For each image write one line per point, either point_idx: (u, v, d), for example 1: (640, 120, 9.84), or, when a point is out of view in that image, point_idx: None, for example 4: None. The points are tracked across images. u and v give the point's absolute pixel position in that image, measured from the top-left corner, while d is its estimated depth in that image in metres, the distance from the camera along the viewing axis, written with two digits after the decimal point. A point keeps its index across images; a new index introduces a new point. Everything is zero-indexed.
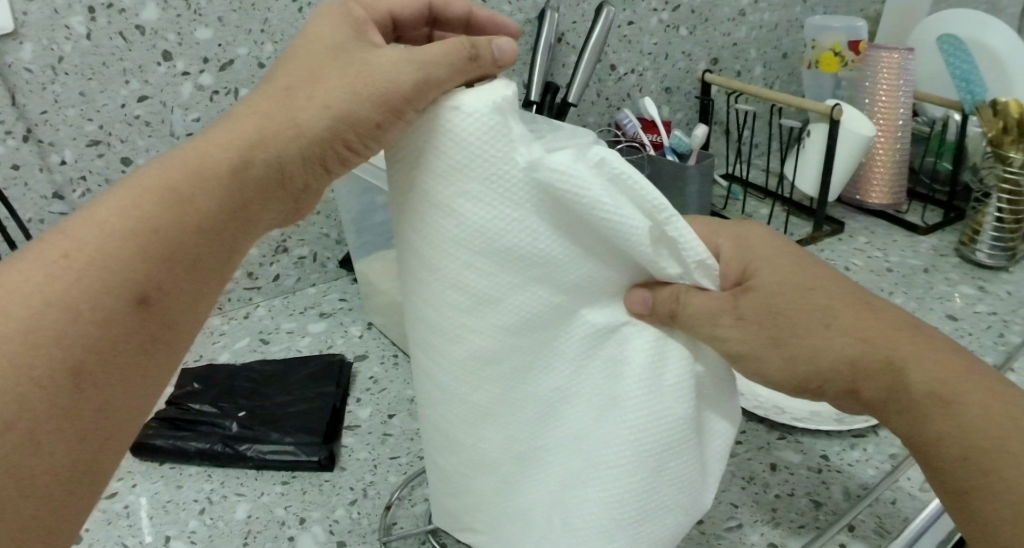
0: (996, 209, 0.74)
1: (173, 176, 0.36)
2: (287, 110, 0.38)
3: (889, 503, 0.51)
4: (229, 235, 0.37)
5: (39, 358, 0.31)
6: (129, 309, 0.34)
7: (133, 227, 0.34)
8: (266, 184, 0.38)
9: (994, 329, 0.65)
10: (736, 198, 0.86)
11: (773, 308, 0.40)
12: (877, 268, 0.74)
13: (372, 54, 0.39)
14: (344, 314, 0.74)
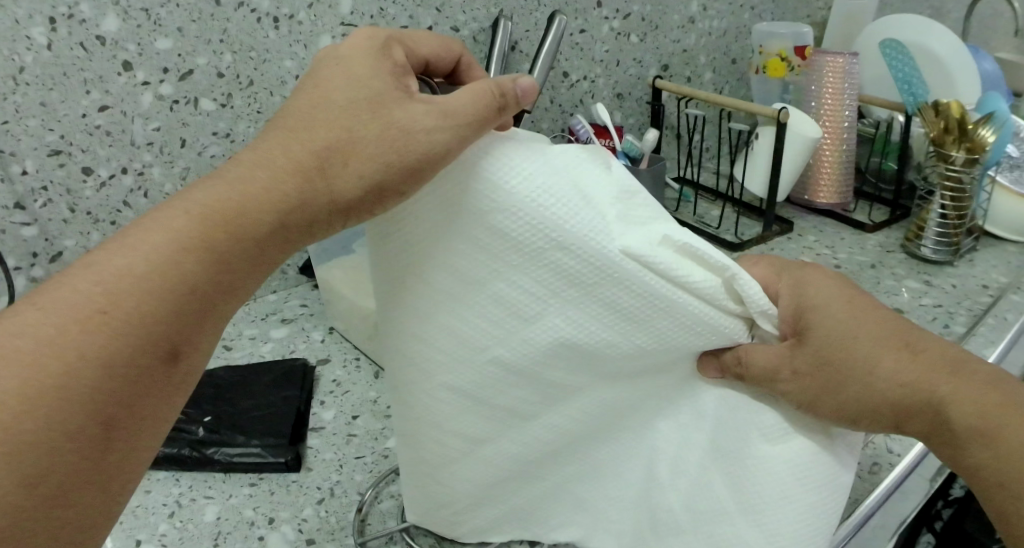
0: (940, 206, 0.77)
1: (211, 235, 0.37)
2: (325, 172, 0.39)
3: (842, 486, 0.53)
4: (241, 279, 0.39)
5: (74, 412, 0.34)
6: (161, 362, 0.36)
7: (173, 286, 0.36)
8: (292, 239, 0.39)
9: (939, 320, 0.68)
10: (689, 200, 0.89)
11: (837, 353, 0.42)
12: (826, 265, 0.77)
13: (406, 110, 0.39)
14: (306, 319, 0.75)
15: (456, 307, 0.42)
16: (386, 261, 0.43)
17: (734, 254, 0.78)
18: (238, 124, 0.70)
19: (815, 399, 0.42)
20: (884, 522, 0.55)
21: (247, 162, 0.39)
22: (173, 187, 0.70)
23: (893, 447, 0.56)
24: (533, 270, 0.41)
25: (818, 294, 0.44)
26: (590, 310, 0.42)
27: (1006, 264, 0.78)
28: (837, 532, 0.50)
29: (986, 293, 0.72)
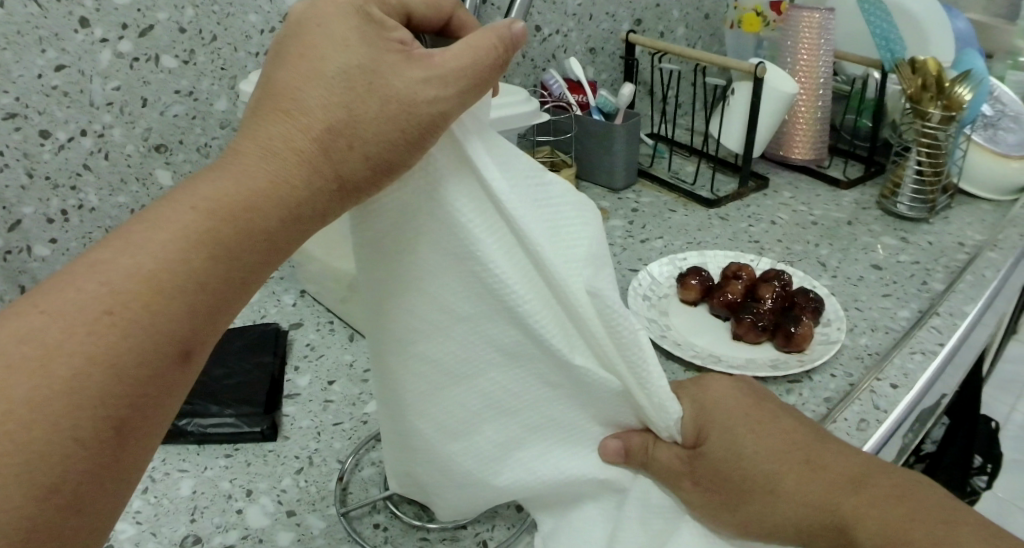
0: (915, 163, 0.77)
1: (220, 231, 0.34)
2: (330, 153, 0.36)
3: None
4: (256, 275, 0.36)
5: (85, 417, 0.30)
6: (173, 364, 0.33)
7: (180, 284, 0.33)
8: (302, 228, 0.37)
9: (917, 277, 0.68)
10: (663, 155, 0.88)
11: (732, 469, 0.41)
12: (804, 221, 0.77)
13: (406, 81, 0.37)
14: (276, 283, 0.74)
15: (448, 295, 0.40)
16: (369, 248, 0.41)
17: (711, 211, 0.78)
18: (201, 82, 0.69)
19: (716, 510, 0.41)
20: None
21: (241, 151, 0.36)
22: (135, 149, 0.67)
23: (879, 405, 0.53)
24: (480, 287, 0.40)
25: (719, 403, 0.44)
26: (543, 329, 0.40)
27: (979, 221, 0.78)
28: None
29: (962, 251, 0.72)
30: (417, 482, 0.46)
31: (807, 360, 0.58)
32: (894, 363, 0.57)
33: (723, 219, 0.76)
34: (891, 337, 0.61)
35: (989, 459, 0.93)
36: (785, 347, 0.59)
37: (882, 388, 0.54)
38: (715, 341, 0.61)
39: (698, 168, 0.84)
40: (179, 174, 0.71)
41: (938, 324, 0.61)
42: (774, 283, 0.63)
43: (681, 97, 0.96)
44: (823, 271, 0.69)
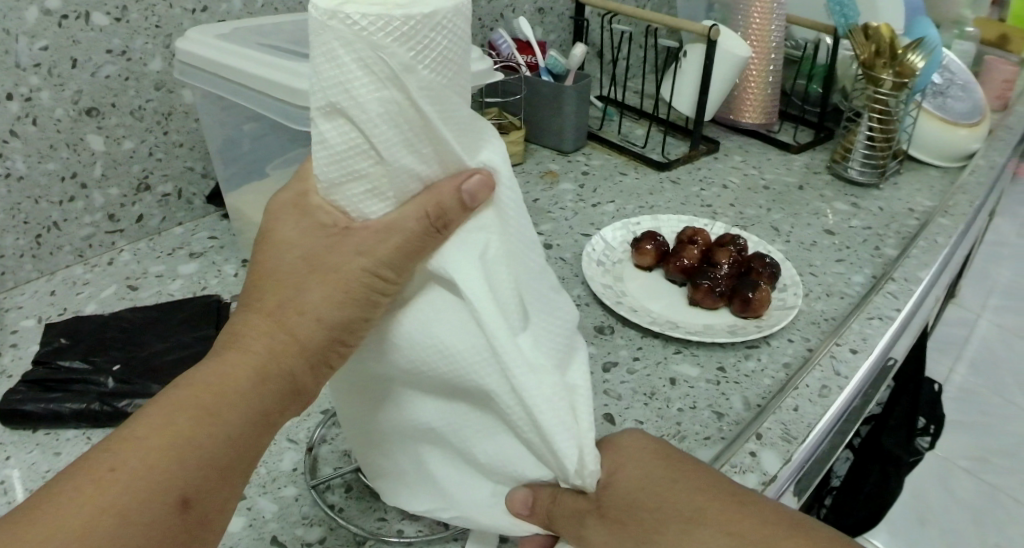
0: (867, 129, 0.77)
1: (264, 351, 0.37)
2: (339, 267, 0.38)
3: (792, 411, 0.50)
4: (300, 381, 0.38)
5: (161, 483, 0.33)
6: (240, 436, 0.36)
7: (237, 383, 0.36)
8: (332, 340, 0.38)
9: (870, 243, 0.69)
10: (614, 119, 0.87)
11: (644, 499, 0.38)
12: (755, 185, 0.76)
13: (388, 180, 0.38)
14: (216, 253, 0.72)
15: (425, 325, 0.39)
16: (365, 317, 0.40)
17: (662, 174, 0.77)
18: (135, 41, 0.65)
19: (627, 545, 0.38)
20: (833, 446, 0.53)
21: (255, 303, 0.39)
22: (65, 113, 0.63)
23: (840, 370, 0.53)
24: (465, 352, 0.38)
25: (636, 466, 0.40)
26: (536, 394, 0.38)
27: (928, 188, 0.79)
28: (792, 458, 0.46)
29: (913, 217, 0.73)
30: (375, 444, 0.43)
31: (766, 326, 0.58)
32: (853, 328, 0.57)
33: (674, 183, 0.76)
34: (847, 302, 0.62)
35: (932, 419, 0.96)
36: (743, 312, 0.58)
37: (843, 353, 0.55)
38: (671, 306, 0.60)
39: (649, 131, 0.83)
40: (112, 139, 0.67)
41: (893, 289, 0.61)
42: (730, 248, 0.63)
43: (630, 61, 0.95)
44: (777, 235, 0.69)
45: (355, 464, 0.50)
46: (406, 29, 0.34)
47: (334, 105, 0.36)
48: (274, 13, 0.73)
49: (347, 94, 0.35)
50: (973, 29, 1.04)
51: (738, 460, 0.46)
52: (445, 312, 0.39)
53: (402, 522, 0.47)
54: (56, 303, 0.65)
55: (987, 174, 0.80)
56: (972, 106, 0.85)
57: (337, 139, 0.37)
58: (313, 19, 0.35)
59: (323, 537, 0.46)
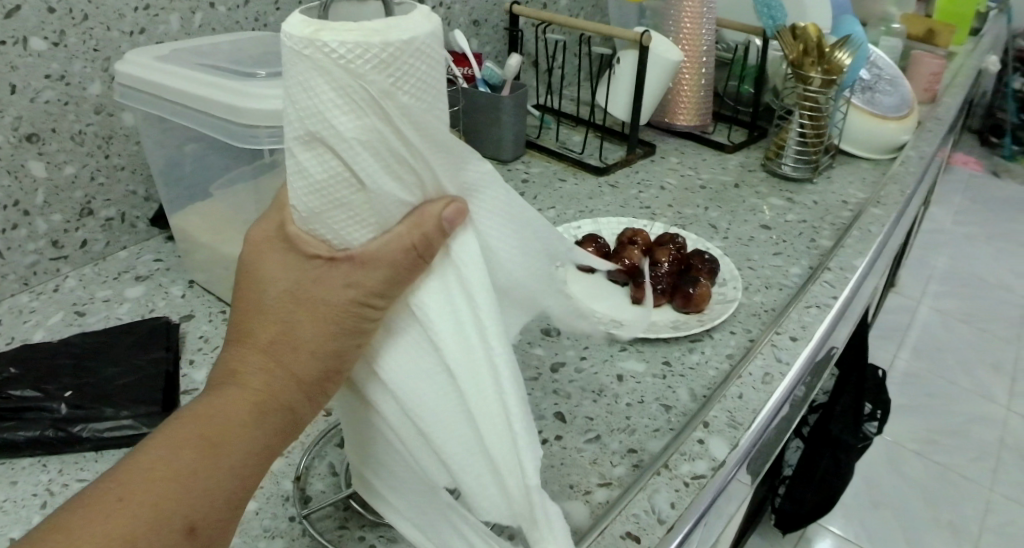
0: (799, 126, 0.79)
1: (260, 387, 0.38)
2: (326, 301, 0.37)
3: (736, 398, 0.52)
4: (295, 414, 0.38)
5: (168, 513, 0.34)
6: (242, 466, 0.36)
7: (235, 417, 0.37)
8: (325, 375, 0.38)
9: (806, 235, 0.72)
10: (551, 126, 0.89)
11: None
12: (693, 185, 0.78)
13: (372, 210, 0.37)
14: (163, 275, 0.72)
15: (411, 346, 0.39)
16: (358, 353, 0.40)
17: (600, 178, 0.78)
18: (74, 65, 0.65)
19: None
20: (777, 431, 0.55)
21: (245, 334, 0.39)
22: (5, 139, 0.63)
23: (781, 357, 0.55)
24: (452, 391, 0.38)
25: None
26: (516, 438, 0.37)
27: (860, 179, 0.82)
28: (740, 443, 0.48)
29: (847, 208, 0.76)
30: (364, 452, 0.43)
31: (707, 320, 0.60)
32: (792, 318, 0.59)
33: (612, 187, 0.77)
34: (785, 294, 0.64)
35: (878, 404, 1.00)
36: (685, 308, 0.60)
37: (783, 341, 0.57)
38: None
39: (585, 137, 0.85)
40: (54, 164, 0.67)
41: (829, 278, 0.63)
42: (669, 246, 0.64)
43: (565, 69, 0.97)
44: (715, 233, 0.70)
45: (346, 488, 0.49)
46: (384, 56, 0.33)
47: (312, 133, 0.35)
48: (213, 33, 0.73)
49: (324, 122, 0.34)
50: (898, 26, 1.09)
51: (687, 448, 0.48)
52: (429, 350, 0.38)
53: (363, 530, 0.47)
54: (3, 332, 0.64)
55: (918, 164, 0.83)
56: (900, 99, 0.89)
57: (319, 169, 0.35)
58: (287, 47, 0.33)
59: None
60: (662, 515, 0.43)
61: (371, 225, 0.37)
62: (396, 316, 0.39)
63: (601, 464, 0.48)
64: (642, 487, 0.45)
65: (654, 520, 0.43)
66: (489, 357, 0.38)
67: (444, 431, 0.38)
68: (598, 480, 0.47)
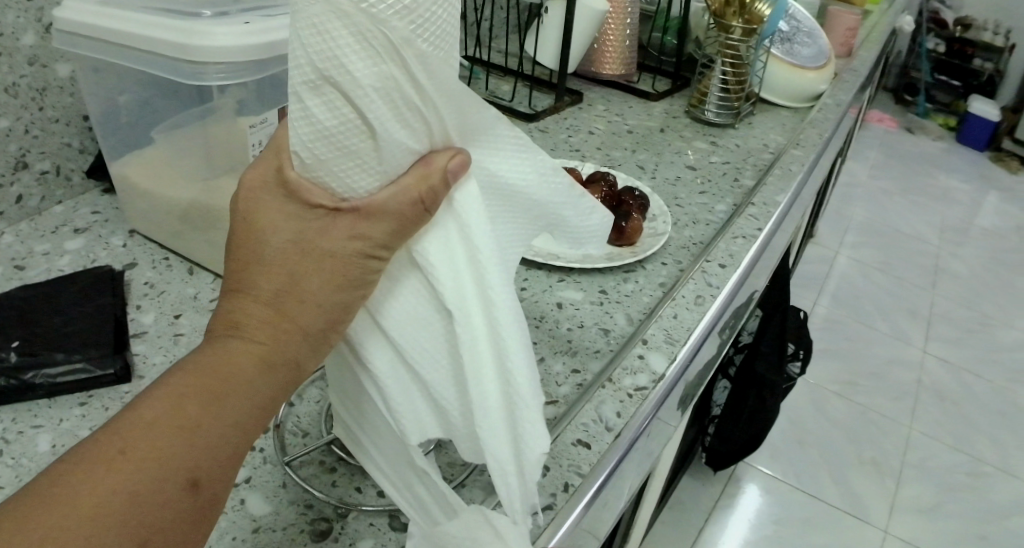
0: (721, 74, 0.84)
1: (261, 339, 0.35)
2: (329, 249, 0.35)
3: (671, 318, 0.55)
4: (298, 368, 0.36)
5: (169, 462, 0.31)
6: (246, 418, 0.34)
7: (237, 369, 0.34)
8: (330, 327, 0.36)
9: (730, 176, 0.76)
10: (480, 77, 0.89)
11: None
12: (619, 130, 0.81)
13: (380, 159, 0.36)
14: (102, 227, 0.71)
15: (410, 293, 0.38)
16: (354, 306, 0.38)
17: (531, 125, 0.79)
18: (6, 14, 0.64)
19: None
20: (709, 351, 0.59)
21: (246, 283, 0.35)
22: None
23: (712, 282, 0.59)
24: (450, 337, 0.38)
25: None
26: (507, 381, 0.37)
27: (779, 126, 0.88)
28: (677, 356, 0.52)
29: (767, 151, 0.81)
30: (354, 413, 0.42)
31: (639, 251, 0.63)
32: (721, 247, 0.63)
33: (543, 132, 0.79)
34: (711, 228, 0.68)
35: (801, 345, 1.06)
36: (619, 241, 0.64)
37: (712, 267, 0.61)
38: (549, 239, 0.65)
39: (515, 87, 0.85)
40: None
41: (754, 212, 0.68)
42: (601, 184, 0.67)
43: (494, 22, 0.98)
44: (643, 173, 0.75)
45: (327, 435, 0.50)
46: (406, 3, 0.32)
47: (322, 74, 0.33)
48: None
49: (340, 66, 0.33)
50: None
51: (629, 363, 0.51)
52: (427, 296, 0.38)
53: (325, 455, 0.49)
54: None
55: (834, 111, 0.89)
56: (817, 51, 0.95)
57: (328, 116, 0.34)
58: None
59: (249, 476, 0.47)
60: (610, 424, 0.46)
61: (378, 175, 0.36)
62: (395, 266, 0.38)
63: (547, 384, 0.51)
64: (590, 399, 0.48)
65: (601, 428, 0.46)
66: (487, 300, 0.37)
67: (436, 376, 0.38)
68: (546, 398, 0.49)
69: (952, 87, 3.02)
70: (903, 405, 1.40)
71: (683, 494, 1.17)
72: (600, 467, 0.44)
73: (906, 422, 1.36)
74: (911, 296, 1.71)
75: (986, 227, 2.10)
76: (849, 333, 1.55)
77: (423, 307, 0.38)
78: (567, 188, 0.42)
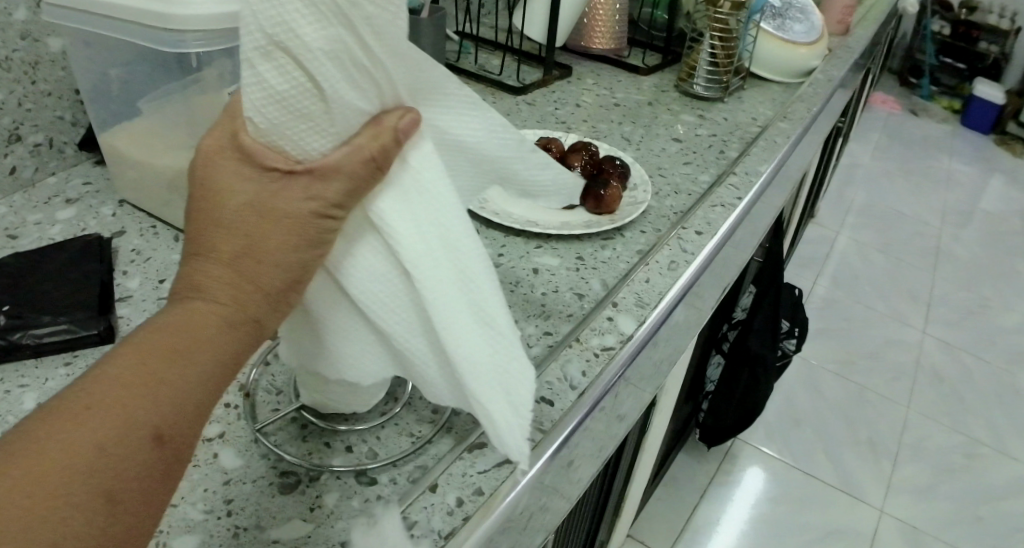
0: (709, 48, 0.84)
1: (224, 296, 0.34)
2: (291, 208, 0.34)
3: (644, 282, 0.55)
4: (264, 326, 0.35)
5: (134, 411, 0.30)
6: (212, 371, 0.33)
7: (200, 324, 0.33)
8: (291, 284, 0.35)
9: (715, 148, 0.76)
10: (470, 51, 0.88)
11: None
12: (606, 103, 0.82)
13: (331, 120, 0.35)
14: (93, 198, 0.73)
15: (372, 254, 0.38)
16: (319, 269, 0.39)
17: (519, 97, 0.79)
18: None
19: None
20: (683, 317, 0.59)
21: (207, 247, 0.34)
22: None
23: (686, 248, 0.59)
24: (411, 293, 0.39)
25: None
26: (469, 330, 0.39)
27: (768, 99, 0.87)
28: (645, 319, 0.52)
29: (755, 124, 0.81)
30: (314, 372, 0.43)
31: (618, 218, 0.63)
32: (698, 215, 0.63)
33: (530, 104, 0.79)
34: (693, 198, 0.68)
35: (795, 322, 1.05)
36: (597, 210, 0.64)
37: (687, 234, 0.61)
38: (527, 206, 0.65)
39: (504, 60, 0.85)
40: None
41: (735, 182, 0.68)
42: (583, 154, 0.67)
43: None
44: (628, 144, 0.75)
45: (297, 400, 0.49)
46: None
47: (273, 39, 0.33)
48: None
49: (286, 29, 0.32)
50: None
51: (598, 324, 0.51)
52: (388, 257, 0.38)
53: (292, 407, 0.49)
54: None
55: (824, 87, 0.89)
56: (809, 26, 0.95)
57: (280, 80, 0.34)
58: None
59: (223, 432, 0.47)
60: (575, 382, 0.47)
61: (335, 137, 0.35)
62: (353, 226, 0.38)
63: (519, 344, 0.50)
64: (556, 357, 0.48)
65: (566, 387, 0.46)
66: (446, 254, 0.39)
67: (402, 333, 0.39)
68: None
69: (957, 71, 3.01)
70: (902, 387, 1.39)
71: (676, 472, 1.17)
72: (563, 424, 0.44)
73: (904, 403, 1.35)
74: (911, 276, 1.71)
75: (988, 210, 2.08)
76: (849, 313, 1.54)
77: (385, 267, 0.38)
78: (516, 144, 0.43)
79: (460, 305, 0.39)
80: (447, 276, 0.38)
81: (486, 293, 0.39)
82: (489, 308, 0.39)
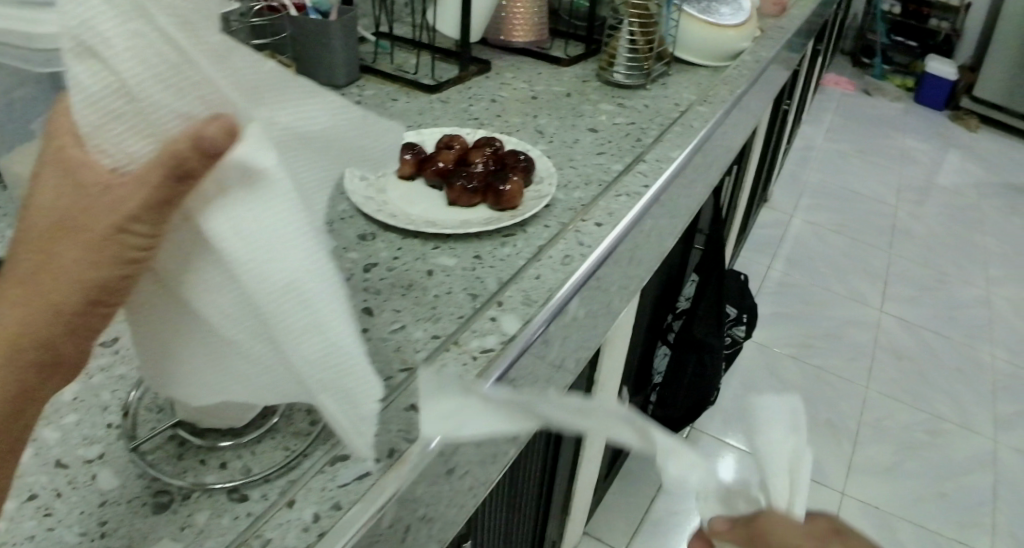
0: (628, 34, 0.84)
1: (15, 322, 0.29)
2: (84, 228, 0.28)
3: (534, 279, 0.55)
4: (70, 353, 0.31)
5: None
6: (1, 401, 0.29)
7: None
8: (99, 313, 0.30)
9: (632, 136, 0.75)
10: (386, 50, 0.87)
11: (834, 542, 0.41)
12: (523, 97, 0.80)
13: (146, 120, 0.29)
14: None
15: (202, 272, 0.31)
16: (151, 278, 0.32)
17: (432, 96, 0.78)
18: None
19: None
20: (585, 311, 0.58)
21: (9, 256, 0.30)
22: None
23: (583, 242, 0.58)
24: (251, 320, 0.31)
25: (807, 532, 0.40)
26: (318, 367, 0.31)
27: (691, 84, 0.86)
28: (532, 318, 0.51)
29: (676, 110, 0.80)
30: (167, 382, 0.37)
31: (520, 214, 0.62)
32: (601, 206, 0.63)
33: (444, 102, 0.78)
34: (602, 187, 0.67)
35: (743, 309, 1.06)
36: (498, 206, 0.63)
37: (586, 227, 0.60)
38: (428, 207, 0.64)
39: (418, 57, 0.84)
40: None
41: (644, 169, 0.68)
42: (485, 149, 0.67)
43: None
44: (540, 138, 0.74)
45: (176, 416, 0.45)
46: None
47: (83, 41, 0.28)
48: None
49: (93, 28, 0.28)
50: None
51: (480, 325, 0.50)
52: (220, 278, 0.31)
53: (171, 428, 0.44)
54: None
55: (750, 68, 0.88)
56: (736, 9, 0.93)
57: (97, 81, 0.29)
58: None
59: (102, 452, 0.43)
60: None
61: (145, 132, 0.29)
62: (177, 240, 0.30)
63: (404, 350, 0.49)
64: (432, 362, 0.47)
65: None
66: (285, 285, 0.30)
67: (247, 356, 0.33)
68: (401, 365, 0.48)
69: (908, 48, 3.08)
70: (859, 366, 1.41)
71: (633, 463, 1.17)
72: (432, 431, 0.43)
73: (863, 383, 1.37)
74: (867, 257, 1.75)
75: (943, 188, 2.15)
76: (804, 296, 1.57)
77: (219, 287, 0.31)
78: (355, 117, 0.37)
79: (305, 343, 0.31)
80: (287, 311, 0.30)
81: (336, 323, 0.32)
82: (336, 331, 0.31)
